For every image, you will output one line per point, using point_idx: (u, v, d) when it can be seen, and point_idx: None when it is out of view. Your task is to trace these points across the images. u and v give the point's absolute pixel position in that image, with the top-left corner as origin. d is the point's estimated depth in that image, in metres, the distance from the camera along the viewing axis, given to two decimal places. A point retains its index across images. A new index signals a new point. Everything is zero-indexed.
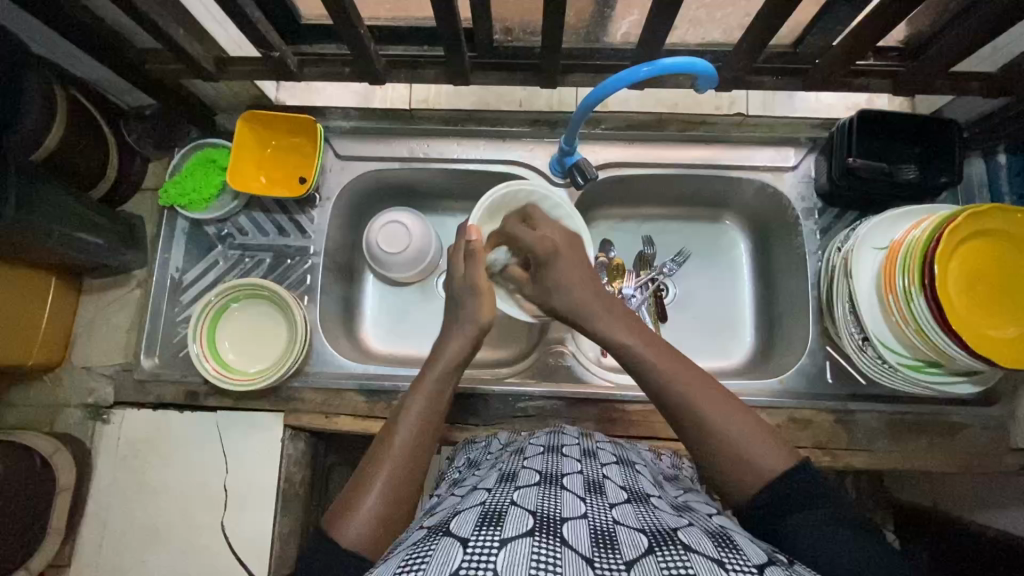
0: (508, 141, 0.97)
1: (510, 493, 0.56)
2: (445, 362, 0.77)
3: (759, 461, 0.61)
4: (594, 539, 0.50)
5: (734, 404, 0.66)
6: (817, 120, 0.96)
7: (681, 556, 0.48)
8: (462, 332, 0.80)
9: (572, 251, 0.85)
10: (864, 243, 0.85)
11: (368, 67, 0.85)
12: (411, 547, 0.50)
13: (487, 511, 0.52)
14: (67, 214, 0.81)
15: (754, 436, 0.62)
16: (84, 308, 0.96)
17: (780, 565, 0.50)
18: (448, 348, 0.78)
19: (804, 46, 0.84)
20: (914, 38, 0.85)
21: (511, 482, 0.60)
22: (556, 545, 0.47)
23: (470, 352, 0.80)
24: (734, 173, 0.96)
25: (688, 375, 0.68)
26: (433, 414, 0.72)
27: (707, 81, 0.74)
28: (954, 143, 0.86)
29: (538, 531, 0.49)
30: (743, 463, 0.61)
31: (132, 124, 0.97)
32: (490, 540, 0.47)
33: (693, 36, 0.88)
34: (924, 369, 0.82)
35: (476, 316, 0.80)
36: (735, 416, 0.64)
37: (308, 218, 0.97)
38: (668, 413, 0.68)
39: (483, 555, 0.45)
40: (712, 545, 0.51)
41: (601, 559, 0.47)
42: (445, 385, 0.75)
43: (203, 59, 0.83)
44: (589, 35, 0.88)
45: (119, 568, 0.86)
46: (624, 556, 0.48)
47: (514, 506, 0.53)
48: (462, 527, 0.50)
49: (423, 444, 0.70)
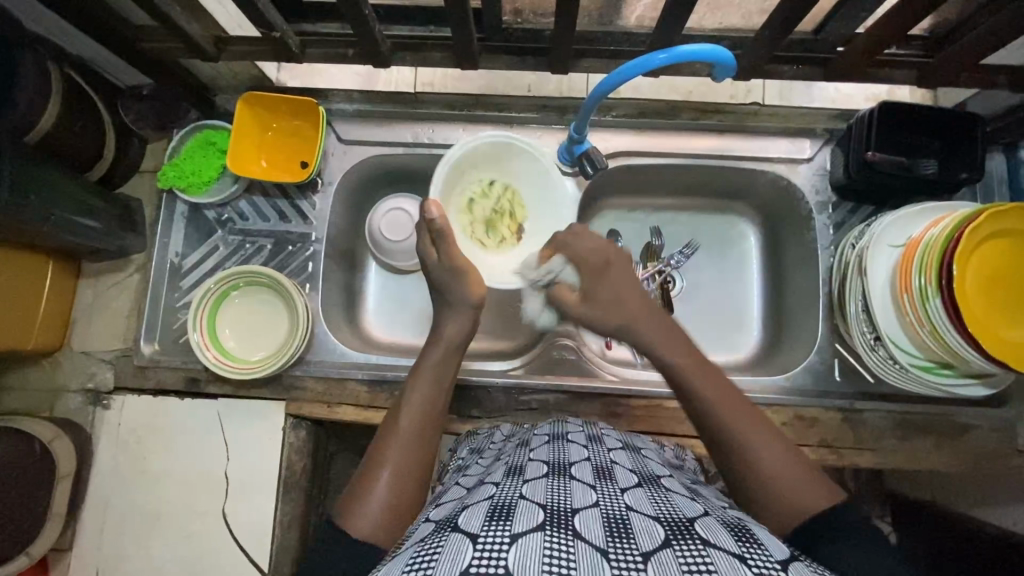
0: (515, 127, 0.94)
1: (519, 486, 0.55)
2: (444, 345, 0.76)
3: (794, 504, 0.57)
4: (608, 530, 0.49)
5: (777, 437, 0.63)
6: (833, 111, 0.94)
7: (699, 550, 0.46)
8: (458, 322, 0.77)
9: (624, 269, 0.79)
10: (880, 240, 0.83)
11: (372, 49, 0.82)
12: (419, 542, 0.49)
13: (496, 505, 0.51)
14: (61, 197, 0.79)
15: (792, 471, 0.59)
16: (82, 293, 0.95)
17: (803, 561, 0.49)
18: (446, 333, 0.77)
19: (826, 33, 0.81)
20: (940, 27, 0.81)
21: (519, 474, 0.59)
22: (568, 539, 0.46)
23: (468, 337, 0.79)
24: (747, 163, 0.94)
25: (746, 410, 0.64)
26: (434, 398, 0.72)
27: (725, 70, 0.70)
28: (975, 138, 0.83)
29: (550, 525, 0.47)
30: (788, 503, 0.57)
31: (132, 103, 0.94)
32: (501, 536, 0.45)
33: (709, 20, 0.84)
34: (936, 370, 0.81)
35: (466, 297, 0.78)
36: (775, 449, 0.61)
37: (309, 204, 0.95)
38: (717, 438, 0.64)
39: (493, 552, 0.44)
40: (730, 537, 0.49)
41: (615, 551, 0.46)
42: (445, 371, 0.75)
43: (202, 40, 0.80)
44: (603, 18, 0.85)
45: (121, 554, 0.86)
46: (639, 547, 0.46)
47: (524, 500, 0.52)
48: (471, 522, 0.49)
49: (427, 429, 0.69)
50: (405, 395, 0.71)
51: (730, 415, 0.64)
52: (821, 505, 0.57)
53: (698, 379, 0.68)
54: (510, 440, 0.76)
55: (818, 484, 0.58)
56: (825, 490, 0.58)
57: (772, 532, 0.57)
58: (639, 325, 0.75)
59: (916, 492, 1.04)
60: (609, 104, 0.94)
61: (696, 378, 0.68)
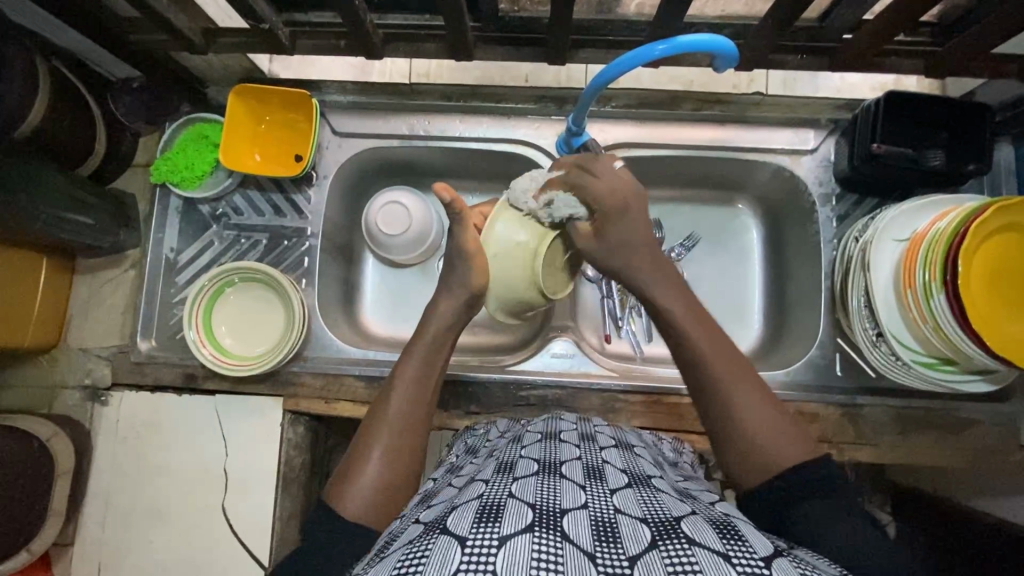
0: (513, 119, 0.92)
1: (508, 484, 0.54)
2: (441, 322, 0.72)
3: (767, 454, 0.59)
4: (595, 533, 0.48)
5: (761, 385, 0.63)
6: (837, 101, 0.92)
7: (684, 549, 0.46)
8: (453, 299, 0.73)
9: (640, 210, 0.70)
10: (883, 235, 0.81)
11: (366, 41, 0.80)
12: (407, 544, 0.48)
13: (485, 504, 0.50)
14: (51, 194, 0.78)
15: (770, 425, 0.60)
16: (77, 289, 0.94)
17: (786, 555, 0.48)
18: (441, 309, 0.73)
19: (831, 20, 0.78)
20: (949, 14, 0.79)
21: (509, 471, 0.58)
22: (556, 541, 0.46)
23: (466, 314, 0.74)
24: (749, 155, 0.92)
25: (728, 360, 0.64)
26: (429, 376, 0.70)
27: (726, 60, 0.68)
28: (983, 129, 0.81)
29: (538, 526, 0.47)
30: (765, 458, 0.59)
31: (121, 96, 0.91)
32: (489, 539, 0.45)
33: (712, 7, 0.82)
34: (938, 366, 0.79)
35: (469, 281, 0.73)
36: (758, 402, 0.61)
37: (304, 198, 0.94)
38: (698, 394, 0.64)
39: (482, 556, 0.43)
40: (716, 534, 0.48)
41: (603, 555, 0.45)
42: (441, 349, 0.72)
43: (189, 31, 0.78)
44: (603, 5, 0.82)
45: (121, 548, 0.87)
46: (626, 551, 0.46)
47: (513, 499, 0.51)
48: (459, 523, 0.48)
49: (421, 408, 0.68)
50: (399, 371, 0.69)
51: (716, 369, 0.63)
52: (794, 460, 0.58)
53: (688, 326, 0.66)
54: (505, 436, 0.75)
55: (798, 440, 0.59)
56: (806, 447, 0.59)
57: (749, 480, 0.59)
58: (639, 271, 0.70)
59: (916, 483, 1.04)
60: (609, 94, 0.92)
61: (685, 320, 0.66)
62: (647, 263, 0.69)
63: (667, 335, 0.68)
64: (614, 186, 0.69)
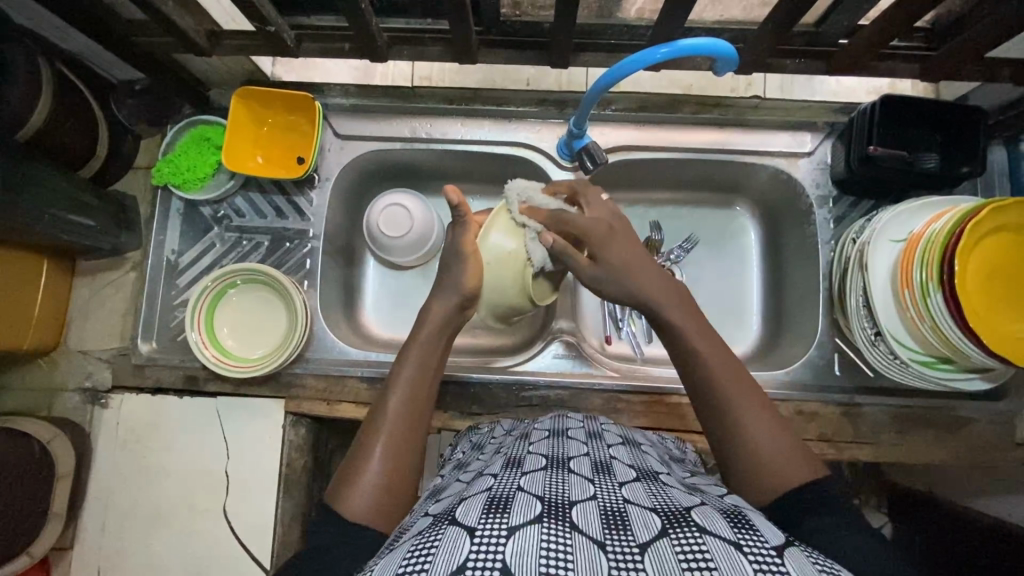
0: (515, 122, 0.93)
1: (516, 478, 0.55)
2: (433, 324, 0.72)
3: (772, 470, 0.59)
4: (606, 523, 0.48)
5: (769, 408, 0.64)
6: (834, 105, 0.93)
7: (695, 537, 0.46)
8: (446, 300, 0.74)
9: (628, 235, 0.74)
10: (880, 236, 0.83)
11: (370, 44, 0.81)
12: (416, 536, 0.48)
13: (493, 496, 0.51)
14: (54, 195, 0.78)
15: (777, 445, 0.60)
16: (77, 291, 0.94)
17: (798, 545, 0.48)
18: (433, 312, 0.73)
19: (828, 25, 0.80)
20: (942, 19, 0.80)
21: (517, 466, 0.59)
22: (566, 531, 0.46)
23: (460, 315, 0.75)
24: (747, 157, 0.93)
25: (736, 378, 0.65)
26: (423, 379, 0.70)
27: (727, 63, 0.69)
28: (978, 131, 0.82)
29: (547, 517, 0.47)
30: (770, 475, 0.59)
31: (124, 99, 0.93)
32: (498, 529, 0.45)
33: (711, 12, 0.83)
34: (937, 365, 0.80)
35: (464, 285, 0.74)
36: (765, 421, 0.62)
37: (307, 200, 0.94)
38: (706, 411, 0.65)
39: (492, 545, 0.43)
40: (726, 524, 0.49)
41: (612, 543, 0.46)
42: (433, 351, 0.72)
43: (194, 33, 0.78)
44: (603, 10, 0.83)
45: (121, 552, 0.86)
46: (636, 538, 0.46)
47: (521, 492, 0.51)
48: (468, 514, 0.48)
49: (420, 408, 0.68)
50: (395, 374, 0.70)
51: (724, 384, 0.65)
52: (800, 478, 0.58)
53: (696, 341, 0.68)
54: (510, 434, 0.75)
55: (804, 460, 0.60)
56: (811, 466, 0.59)
57: (755, 498, 0.59)
58: (646, 291, 0.71)
59: (912, 482, 1.05)
60: (609, 98, 0.93)
61: (694, 337, 0.68)
62: (655, 285, 0.71)
63: (675, 353, 0.70)
64: (600, 215, 0.75)
